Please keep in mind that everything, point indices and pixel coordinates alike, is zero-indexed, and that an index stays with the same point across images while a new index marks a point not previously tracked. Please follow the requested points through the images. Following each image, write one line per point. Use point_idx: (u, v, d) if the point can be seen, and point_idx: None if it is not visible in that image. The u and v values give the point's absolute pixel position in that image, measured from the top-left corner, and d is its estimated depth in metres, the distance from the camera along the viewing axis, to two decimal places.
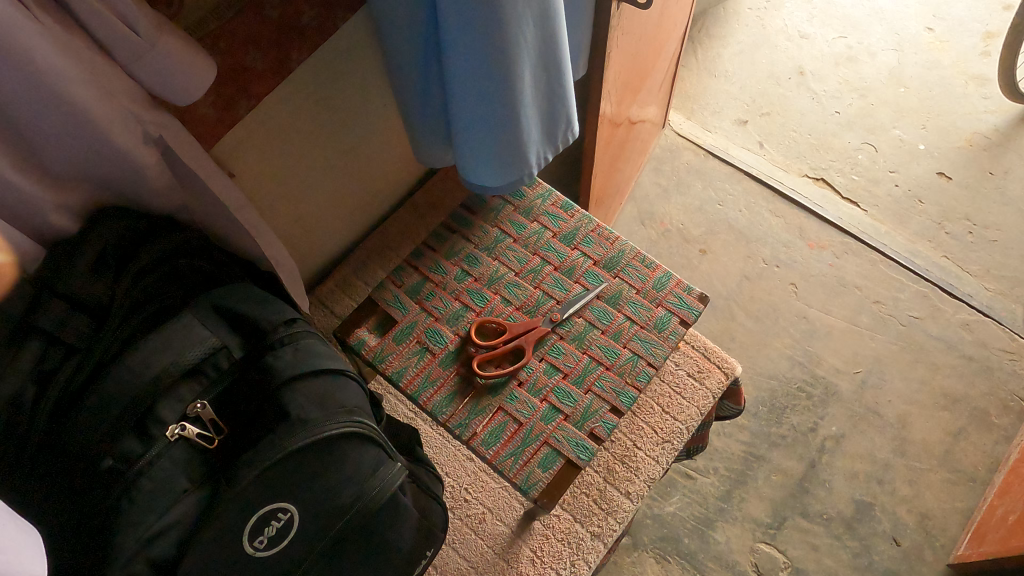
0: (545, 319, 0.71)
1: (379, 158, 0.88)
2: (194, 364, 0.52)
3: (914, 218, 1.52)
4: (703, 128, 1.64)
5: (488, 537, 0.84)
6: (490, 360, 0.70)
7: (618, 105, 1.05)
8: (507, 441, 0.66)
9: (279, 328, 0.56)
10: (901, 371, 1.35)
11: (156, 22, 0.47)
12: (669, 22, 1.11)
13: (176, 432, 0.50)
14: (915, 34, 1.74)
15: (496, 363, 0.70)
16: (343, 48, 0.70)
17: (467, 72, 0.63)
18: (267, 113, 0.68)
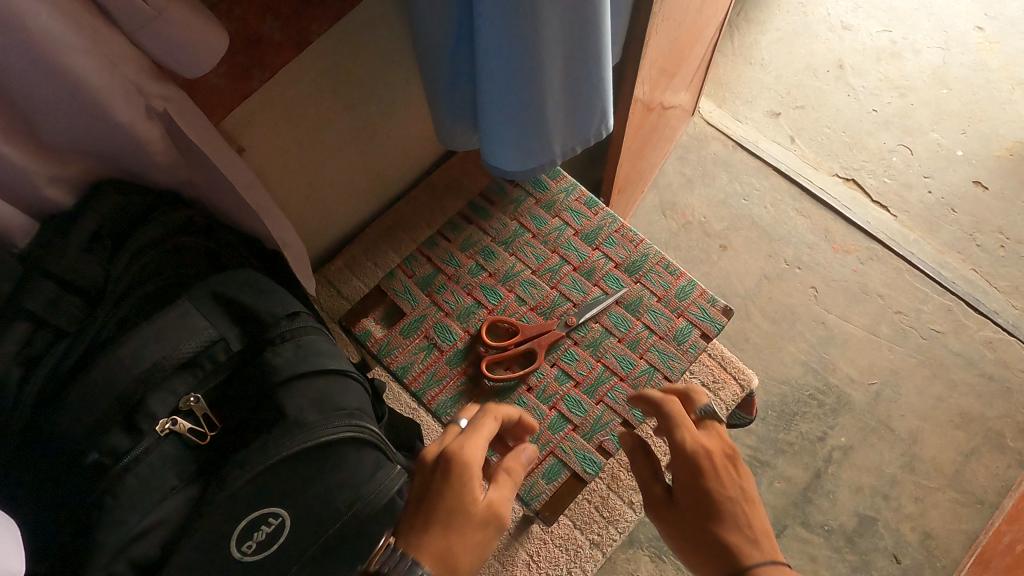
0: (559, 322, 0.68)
1: (398, 136, 0.84)
2: (189, 357, 0.50)
3: (945, 227, 1.46)
4: (733, 117, 1.58)
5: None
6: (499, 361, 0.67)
7: (652, 90, 1.00)
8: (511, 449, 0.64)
9: (281, 322, 0.53)
10: (918, 386, 1.32)
11: None
12: (711, 6, 1.05)
13: (166, 427, 0.48)
14: (964, 33, 1.67)
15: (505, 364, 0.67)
16: (367, 18, 0.65)
17: (496, 52, 0.58)
18: (282, 86, 0.64)
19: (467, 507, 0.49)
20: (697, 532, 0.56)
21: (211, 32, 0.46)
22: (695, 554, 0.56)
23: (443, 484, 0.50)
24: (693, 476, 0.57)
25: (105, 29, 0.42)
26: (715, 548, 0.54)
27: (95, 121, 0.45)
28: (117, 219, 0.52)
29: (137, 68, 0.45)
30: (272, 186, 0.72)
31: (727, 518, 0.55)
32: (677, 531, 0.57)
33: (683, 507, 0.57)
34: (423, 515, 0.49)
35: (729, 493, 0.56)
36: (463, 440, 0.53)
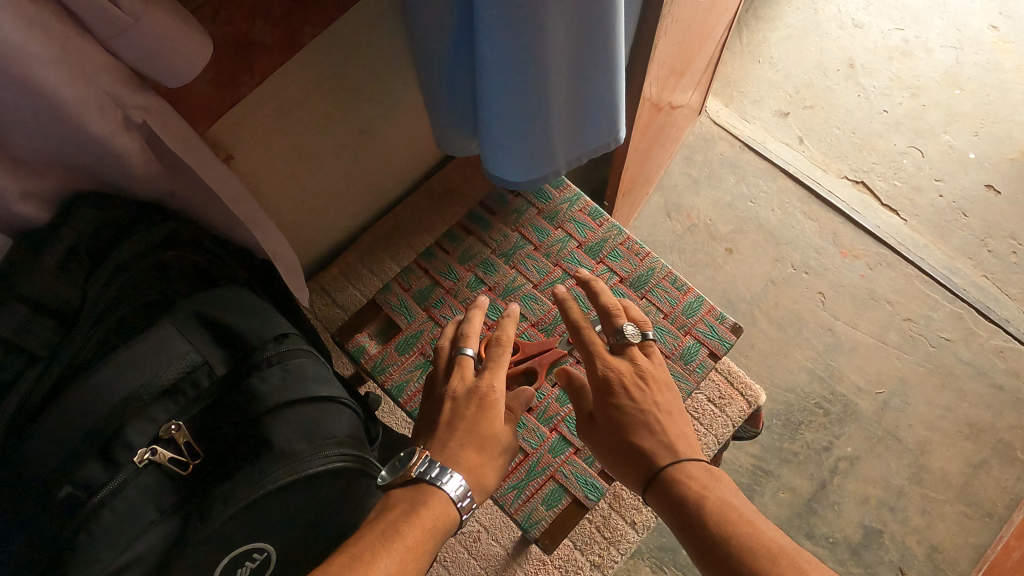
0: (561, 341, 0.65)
1: (397, 139, 0.81)
2: (171, 384, 0.47)
3: (956, 231, 1.43)
4: (741, 117, 1.55)
5: (482, 556, 0.83)
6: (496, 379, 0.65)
7: (660, 92, 0.97)
8: (509, 473, 0.62)
9: (268, 346, 0.50)
10: (926, 396, 1.29)
11: None
12: (721, 5, 1.02)
13: (146, 457, 0.45)
14: (978, 32, 1.62)
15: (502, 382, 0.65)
16: (364, 19, 0.62)
17: (497, 58, 0.55)
18: (274, 92, 0.61)
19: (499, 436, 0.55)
20: (618, 446, 0.57)
21: (191, 39, 0.43)
22: (621, 469, 0.57)
23: (479, 416, 0.54)
24: (608, 393, 0.58)
25: (76, 37, 0.39)
26: (634, 456, 0.56)
27: (68, 134, 0.42)
28: (93, 236, 0.49)
29: (113, 78, 0.42)
30: (264, 194, 0.69)
31: (640, 427, 0.56)
32: (601, 446, 0.59)
33: (602, 423, 0.58)
34: (459, 440, 0.53)
35: (640, 403, 0.57)
36: (490, 375, 0.57)
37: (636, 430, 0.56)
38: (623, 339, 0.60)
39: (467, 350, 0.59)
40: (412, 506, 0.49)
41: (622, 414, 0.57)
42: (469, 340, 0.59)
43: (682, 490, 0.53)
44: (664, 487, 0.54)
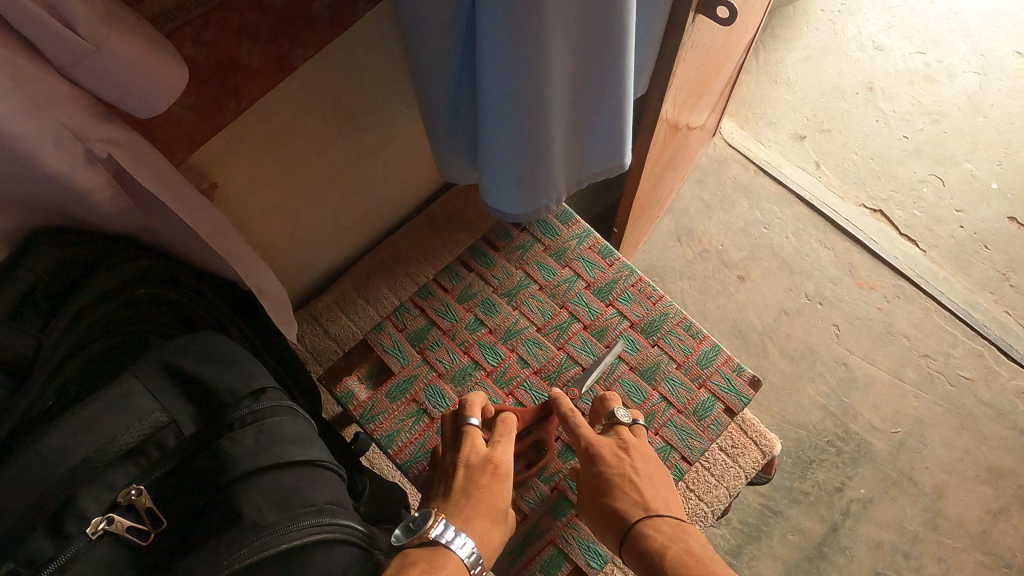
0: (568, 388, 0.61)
1: (399, 164, 0.78)
2: (132, 446, 0.42)
3: (977, 265, 1.38)
4: (755, 139, 1.50)
5: None
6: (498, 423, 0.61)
7: (678, 116, 0.92)
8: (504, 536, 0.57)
9: (242, 403, 0.46)
10: (943, 437, 1.24)
11: (105, 15, 0.35)
12: (743, 27, 0.97)
13: (100, 528, 0.40)
14: (1002, 58, 1.58)
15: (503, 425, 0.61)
16: (359, 42, 0.58)
17: (500, 95, 0.51)
18: (267, 118, 0.57)
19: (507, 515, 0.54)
20: (593, 509, 0.55)
21: (158, 66, 0.39)
22: (599, 533, 0.55)
23: (493, 485, 0.53)
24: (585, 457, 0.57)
25: (32, 67, 0.35)
26: (608, 516, 0.53)
27: (20, 171, 0.38)
28: (54, 276, 0.45)
29: (77, 110, 0.38)
30: (251, 224, 0.65)
31: (616, 488, 0.54)
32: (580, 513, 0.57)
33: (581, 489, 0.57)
34: (473, 511, 0.52)
35: (617, 463, 0.55)
36: (503, 445, 0.56)
37: (609, 490, 0.54)
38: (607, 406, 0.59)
39: (471, 419, 0.57)
40: (431, 565, 0.46)
41: (597, 475, 0.55)
42: (479, 410, 0.58)
43: (648, 548, 0.50)
44: (634, 546, 0.51)
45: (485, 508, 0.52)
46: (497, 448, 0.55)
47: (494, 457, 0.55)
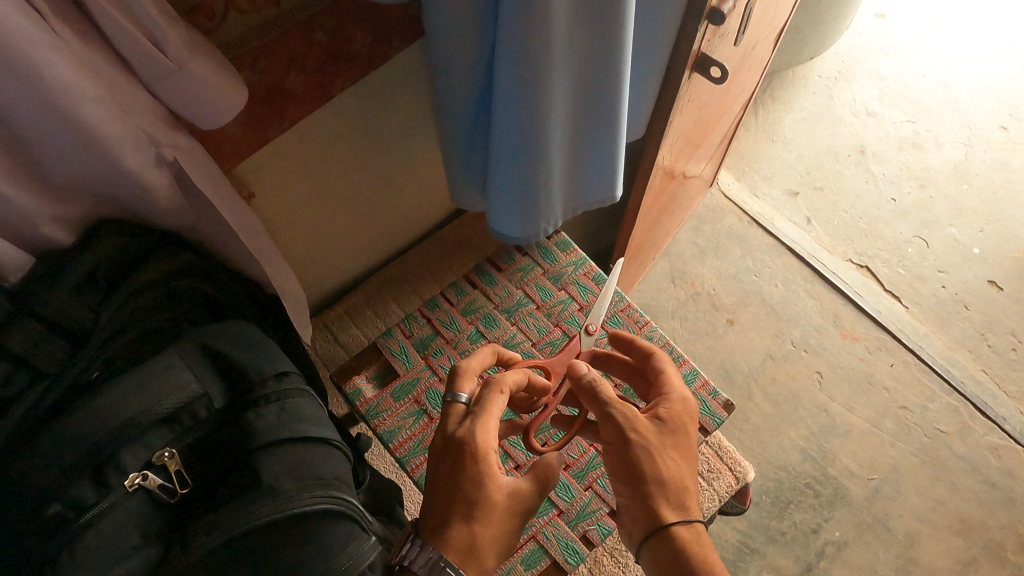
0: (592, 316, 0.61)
1: (416, 189, 0.85)
2: (170, 412, 0.48)
3: (957, 324, 1.44)
4: (751, 192, 1.58)
5: None
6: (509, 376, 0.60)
7: (675, 162, 0.99)
8: None
9: (268, 382, 0.52)
10: (917, 486, 1.28)
11: (189, 42, 0.42)
12: (740, 86, 1.06)
13: (136, 482, 0.46)
14: (988, 131, 1.67)
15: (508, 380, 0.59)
16: (389, 80, 0.66)
17: (511, 130, 0.59)
18: (304, 139, 0.64)
19: (496, 496, 0.52)
20: (657, 459, 0.54)
21: (225, 86, 0.46)
22: (636, 478, 0.54)
23: (464, 479, 0.51)
24: (666, 409, 0.56)
25: (123, 80, 0.42)
26: (670, 474, 0.54)
27: (101, 167, 0.45)
28: (113, 260, 0.51)
29: (152, 119, 0.45)
30: (280, 234, 0.72)
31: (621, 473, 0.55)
32: (634, 447, 0.54)
33: (647, 429, 0.55)
34: (450, 509, 0.51)
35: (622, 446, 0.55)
36: (471, 428, 0.52)
37: (683, 453, 0.55)
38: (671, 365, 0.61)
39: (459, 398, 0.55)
40: None
41: (678, 431, 0.55)
42: (463, 383, 0.56)
43: (699, 534, 0.54)
44: (679, 519, 0.54)
45: (461, 512, 0.51)
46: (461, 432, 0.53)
47: (465, 441, 0.52)
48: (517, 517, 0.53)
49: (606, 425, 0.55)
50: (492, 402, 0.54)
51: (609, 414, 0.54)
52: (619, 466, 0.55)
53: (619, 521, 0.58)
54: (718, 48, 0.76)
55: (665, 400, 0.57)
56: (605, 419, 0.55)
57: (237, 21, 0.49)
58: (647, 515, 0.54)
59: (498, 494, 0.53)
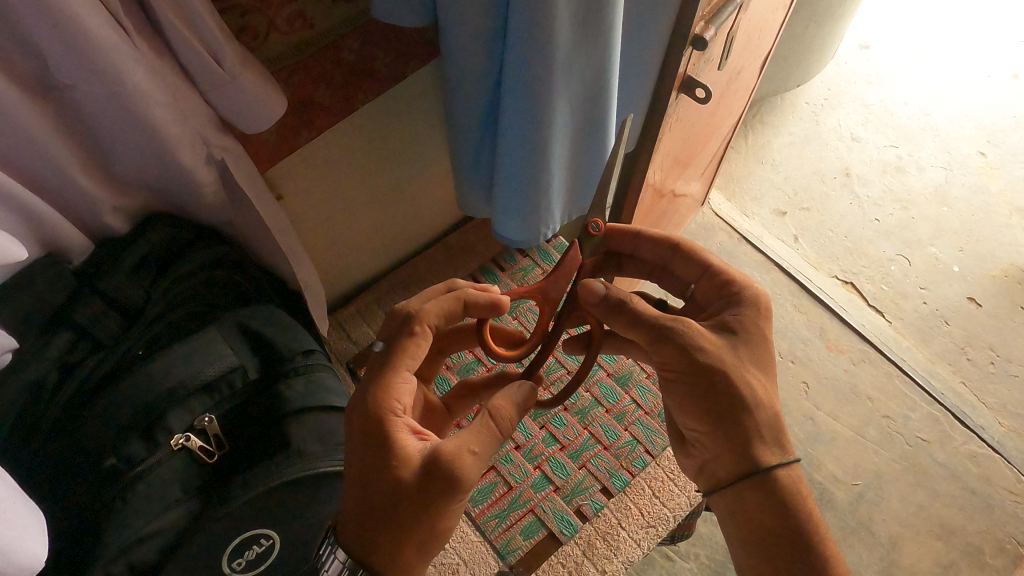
0: (585, 219, 0.58)
1: (425, 198, 0.92)
2: (211, 380, 0.55)
3: (938, 337, 1.45)
4: (741, 212, 1.60)
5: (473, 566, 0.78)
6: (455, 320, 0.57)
7: (665, 177, 1.05)
8: (494, 501, 0.78)
9: (296, 358, 0.59)
10: (900, 492, 1.28)
11: (241, 57, 0.49)
12: (727, 108, 1.12)
13: (180, 441, 0.52)
14: (967, 156, 1.71)
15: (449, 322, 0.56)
16: (404, 96, 0.73)
17: (516, 142, 0.66)
18: (328, 147, 0.71)
19: (401, 473, 0.47)
20: (741, 377, 0.53)
21: (272, 97, 0.53)
22: (719, 407, 0.53)
23: (366, 448, 0.49)
24: (735, 317, 0.55)
25: (185, 87, 0.49)
26: (757, 393, 0.53)
27: (160, 162, 0.51)
28: (163, 247, 0.57)
29: (204, 121, 0.52)
30: (302, 234, 0.78)
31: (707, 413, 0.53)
32: (710, 372, 0.52)
33: (722, 347, 0.53)
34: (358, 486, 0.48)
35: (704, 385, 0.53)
36: (364, 392, 0.50)
37: (765, 365, 0.54)
38: (709, 253, 0.61)
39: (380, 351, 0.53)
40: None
41: (755, 343, 0.54)
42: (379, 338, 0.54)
43: (794, 463, 0.54)
44: (770, 448, 0.54)
45: (364, 481, 0.48)
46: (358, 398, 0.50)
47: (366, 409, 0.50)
48: (437, 493, 0.47)
49: (665, 355, 0.53)
50: (391, 360, 0.51)
51: (665, 342, 0.53)
52: (696, 397, 0.53)
53: (701, 461, 0.58)
54: (703, 72, 0.83)
55: (730, 308, 0.56)
56: (663, 349, 0.53)
57: (276, 40, 0.55)
58: (740, 447, 0.53)
59: (406, 469, 0.47)
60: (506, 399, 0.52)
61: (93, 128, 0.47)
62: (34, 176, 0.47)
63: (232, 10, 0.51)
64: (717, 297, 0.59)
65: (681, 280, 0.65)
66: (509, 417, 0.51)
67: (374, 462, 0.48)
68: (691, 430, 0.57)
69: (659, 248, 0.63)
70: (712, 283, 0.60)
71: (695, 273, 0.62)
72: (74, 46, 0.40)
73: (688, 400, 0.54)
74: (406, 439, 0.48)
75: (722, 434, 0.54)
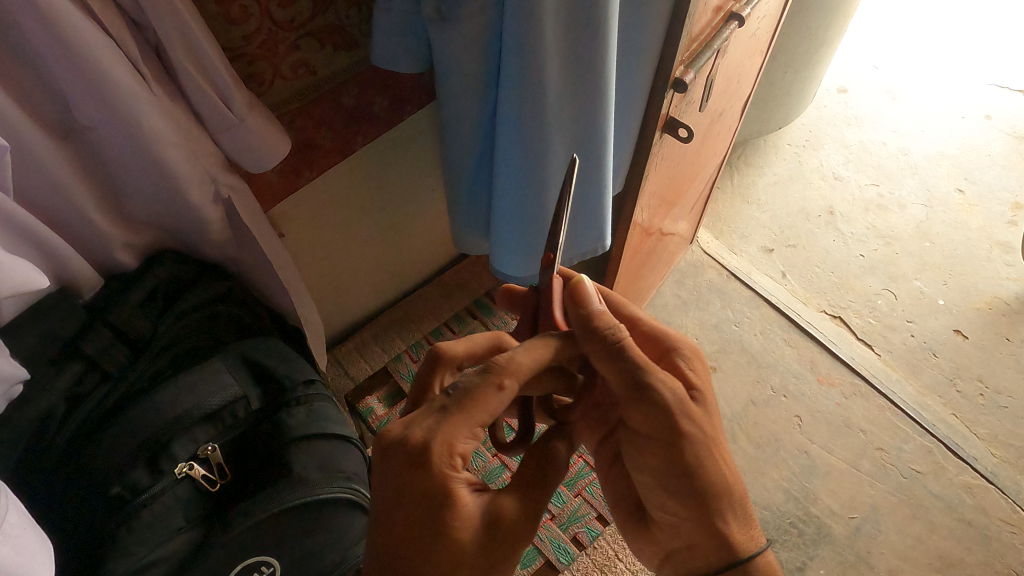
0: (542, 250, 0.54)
1: (423, 237, 0.95)
2: (215, 409, 0.56)
3: (926, 370, 1.42)
4: (729, 250, 1.59)
5: None
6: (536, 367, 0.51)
7: (652, 216, 1.08)
8: None
9: (298, 387, 0.62)
10: (897, 524, 1.22)
11: (249, 102, 0.52)
12: (710, 148, 1.16)
13: (184, 470, 0.53)
14: (946, 194, 1.72)
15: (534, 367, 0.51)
16: (406, 134, 0.77)
17: (511, 183, 0.71)
18: (329, 186, 0.74)
19: (462, 533, 0.46)
20: (717, 453, 0.54)
21: (277, 139, 0.56)
22: (700, 478, 0.53)
23: (429, 507, 0.45)
24: (692, 372, 0.56)
25: (196, 128, 0.51)
26: (730, 469, 0.55)
27: (169, 201, 0.54)
28: (169, 283, 0.59)
29: (212, 161, 0.54)
30: (304, 272, 0.81)
31: (686, 494, 0.53)
32: (691, 443, 0.52)
33: (702, 415, 0.53)
34: (398, 536, 0.45)
35: (688, 460, 0.52)
36: (432, 444, 0.45)
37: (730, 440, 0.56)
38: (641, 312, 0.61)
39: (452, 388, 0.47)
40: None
41: (719, 410, 0.55)
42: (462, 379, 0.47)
43: (765, 547, 0.56)
44: (743, 530, 0.56)
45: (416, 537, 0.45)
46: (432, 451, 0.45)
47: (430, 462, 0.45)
48: (497, 551, 0.47)
49: (646, 418, 0.52)
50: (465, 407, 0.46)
51: (645, 402, 0.51)
52: (679, 470, 0.53)
53: (667, 549, 0.58)
54: (685, 114, 0.87)
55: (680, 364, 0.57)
56: (643, 408, 0.52)
57: (281, 87, 0.58)
58: (718, 528, 0.54)
59: (466, 527, 0.46)
60: (544, 449, 0.54)
61: (108, 167, 0.50)
62: (50, 211, 0.49)
63: (241, 58, 0.54)
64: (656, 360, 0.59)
65: None
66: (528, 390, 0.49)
67: (437, 522, 0.45)
68: (668, 512, 0.56)
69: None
70: (644, 339, 0.60)
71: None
72: (96, 90, 0.43)
73: (671, 482, 0.53)
74: (467, 495, 0.46)
75: (702, 518, 0.54)
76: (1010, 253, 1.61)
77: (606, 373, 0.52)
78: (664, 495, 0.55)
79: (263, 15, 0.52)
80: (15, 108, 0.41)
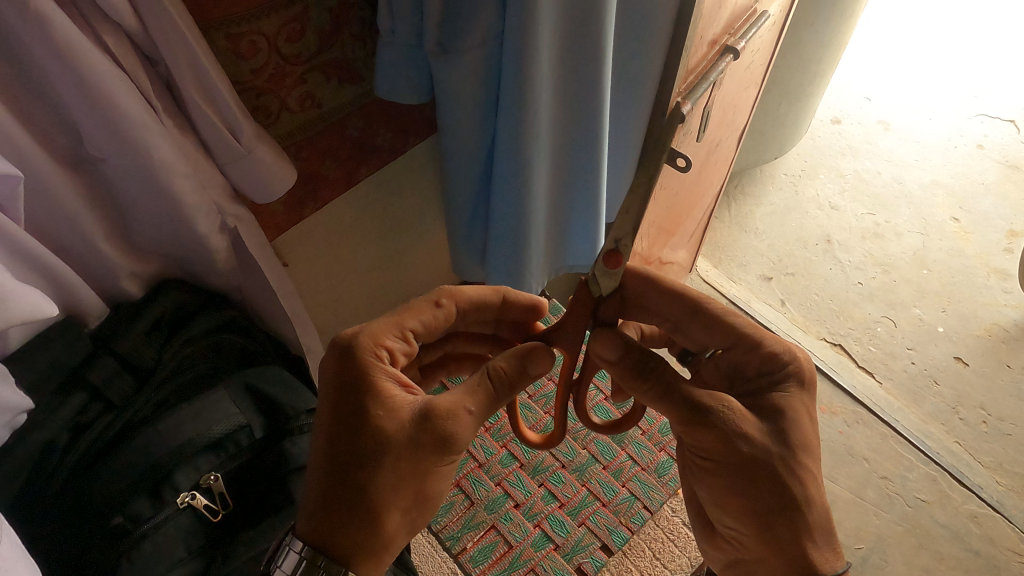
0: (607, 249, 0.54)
1: (424, 263, 0.96)
2: (219, 438, 0.56)
3: (928, 398, 1.41)
4: (727, 278, 1.60)
5: None
6: (492, 314, 0.60)
7: (651, 246, 1.10)
8: (494, 561, 0.77)
9: (302, 415, 0.62)
10: (904, 555, 1.20)
11: (258, 133, 0.53)
12: (709, 177, 1.17)
13: (186, 500, 0.53)
14: (941, 222, 1.74)
15: (484, 315, 0.60)
16: (409, 164, 0.78)
17: (506, 207, 0.71)
18: (335, 216, 0.74)
19: (385, 421, 0.48)
20: (791, 472, 0.50)
21: (284, 170, 0.56)
22: (765, 496, 0.50)
23: (355, 390, 0.49)
24: (781, 397, 0.53)
25: (203, 159, 0.52)
26: (807, 489, 0.50)
27: (177, 230, 0.54)
28: (175, 311, 0.59)
29: (220, 192, 0.55)
30: (307, 300, 0.81)
31: (748, 509, 0.50)
32: (757, 464, 0.49)
33: (768, 434, 0.50)
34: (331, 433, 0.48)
35: (749, 477, 0.50)
36: (366, 331, 0.52)
37: (813, 457, 0.51)
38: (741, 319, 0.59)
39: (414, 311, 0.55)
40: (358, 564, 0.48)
41: (803, 428, 0.51)
42: (415, 308, 0.55)
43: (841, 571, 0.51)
44: (820, 550, 0.51)
45: (343, 418, 0.48)
46: (363, 334, 0.51)
47: (363, 347, 0.51)
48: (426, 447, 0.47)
49: (703, 441, 0.51)
50: (402, 311, 0.55)
51: (703, 425, 0.50)
52: (736, 490, 0.50)
53: (736, 558, 0.56)
54: (684, 144, 0.88)
55: (773, 388, 0.54)
56: (701, 433, 0.51)
57: (288, 120, 0.59)
58: (784, 547, 0.50)
59: (392, 418, 0.48)
60: (513, 363, 0.51)
61: (116, 195, 0.51)
62: (59, 240, 0.50)
63: (249, 92, 0.54)
64: (755, 370, 0.57)
65: (699, 343, 0.62)
66: (511, 381, 0.51)
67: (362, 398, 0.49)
68: (728, 526, 0.54)
69: (681, 306, 0.61)
70: (749, 355, 0.58)
71: (723, 340, 0.60)
72: (108, 122, 0.44)
73: (731, 495, 0.51)
74: (393, 389, 0.49)
75: (766, 535, 0.51)
76: (1007, 280, 1.61)
77: (663, 412, 0.52)
78: (725, 508, 0.52)
79: (271, 50, 0.53)
80: (28, 139, 0.42)
